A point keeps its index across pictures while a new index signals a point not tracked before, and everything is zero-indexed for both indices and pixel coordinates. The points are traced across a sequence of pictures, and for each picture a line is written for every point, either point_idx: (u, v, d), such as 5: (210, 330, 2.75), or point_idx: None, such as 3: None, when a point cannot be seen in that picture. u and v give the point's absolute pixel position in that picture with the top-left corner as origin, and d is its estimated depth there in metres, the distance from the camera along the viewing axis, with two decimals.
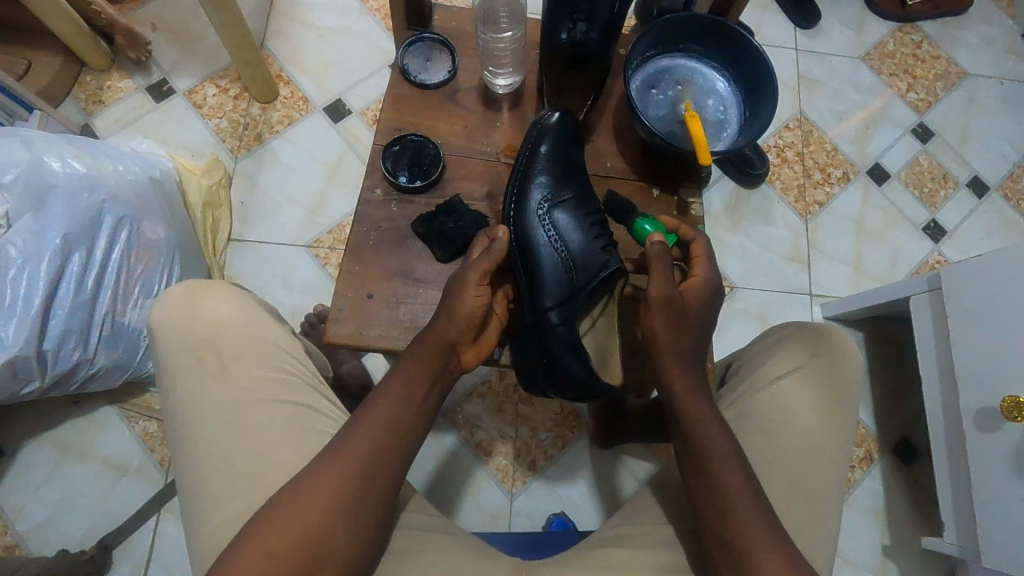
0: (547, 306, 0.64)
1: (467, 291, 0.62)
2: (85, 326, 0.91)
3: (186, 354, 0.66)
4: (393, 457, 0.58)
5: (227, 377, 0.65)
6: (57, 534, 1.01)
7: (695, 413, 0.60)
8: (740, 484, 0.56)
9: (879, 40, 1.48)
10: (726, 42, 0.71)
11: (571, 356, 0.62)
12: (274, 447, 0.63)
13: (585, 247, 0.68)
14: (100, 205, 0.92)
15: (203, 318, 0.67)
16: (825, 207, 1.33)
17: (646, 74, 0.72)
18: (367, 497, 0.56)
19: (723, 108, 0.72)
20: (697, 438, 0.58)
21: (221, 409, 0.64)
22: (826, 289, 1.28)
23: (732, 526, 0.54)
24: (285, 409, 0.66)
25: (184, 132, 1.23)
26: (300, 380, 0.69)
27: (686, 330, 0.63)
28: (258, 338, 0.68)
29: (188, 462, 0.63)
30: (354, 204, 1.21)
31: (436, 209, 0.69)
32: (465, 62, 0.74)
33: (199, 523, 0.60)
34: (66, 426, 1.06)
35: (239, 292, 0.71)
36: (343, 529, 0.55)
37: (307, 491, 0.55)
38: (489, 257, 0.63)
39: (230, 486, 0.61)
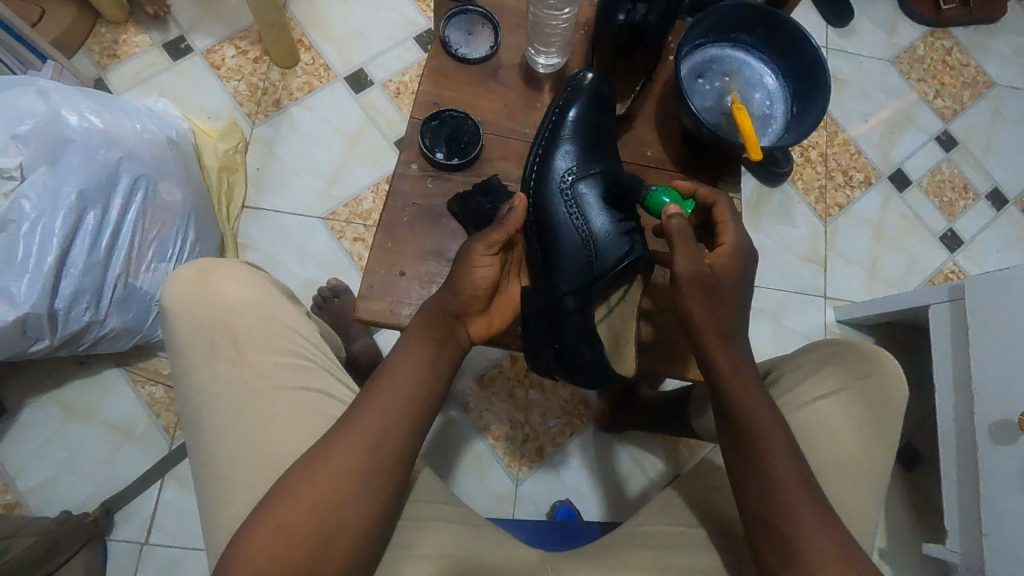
0: (562, 290, 0.63)
1: (476, 261, 0.60)
2: (98, 287, 0.89)
3: (197, 336, 0.61)
4: (404, 430, 0.56)
5: (241, 363, 0.61)
6: (60, 496, 1.00)
7: (740, 393, 0.59)
8: (789, 468, 0.56)
9: (910, 43, 1.46)
10: (778, 34, 0.69)
11: (583, 341, 0.60)
12: (288, 435, 0.59)
13: (607, 233, 0.66)
14: (116, 163, 0.90)
15: (214, 299, 0.62)
16: (845, 210, 1.32)
17: (694, 63, 0.70)
18: (382, 468, 0.54)
19: (769, 103, 0.71)
20: (743, 421, 0.58)
21: (235, 396, 0.60)
22: (840, 292, 1.27)
23: (780, 510, 0.54)
24: (303, 398, 0.61)
25: (200, 93, 1.19)
26: (317, 367, 0.64)
27: (731, 311, 0.60)
28: (270, 319, 0.63)
29: (204, 453, 0.59)
30: (371, 178, 1.19)
31: (473, 189, 0.67)
32: (508, 38, 0.72)
33: (217, 519, 0.56)
34: (70, 386, 1.05)
35: (252, 272, 0.66)
36: (354, 504, 0.53)
37: (319, 463, 0.53)
38: (500, 228, 0.61)
39: (244, 477, 0.57)
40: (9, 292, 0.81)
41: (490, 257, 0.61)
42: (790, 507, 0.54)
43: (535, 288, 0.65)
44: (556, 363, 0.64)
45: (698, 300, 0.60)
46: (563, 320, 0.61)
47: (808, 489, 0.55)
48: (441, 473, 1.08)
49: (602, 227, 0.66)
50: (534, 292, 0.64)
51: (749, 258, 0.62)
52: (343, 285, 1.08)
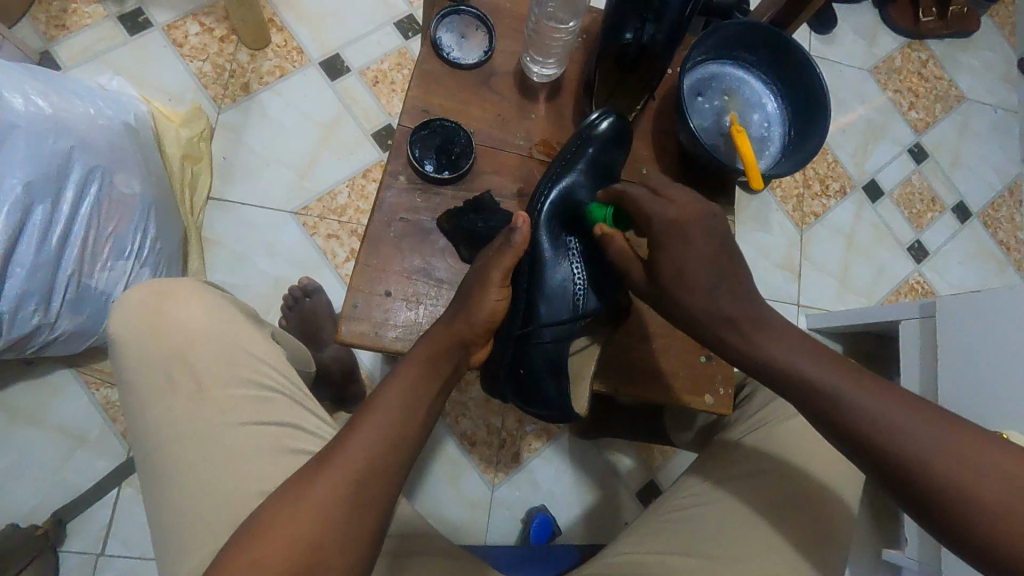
0: (541, 321, 0.63)
1: (492, 293, 0.60)
2: (48, 289, 0.81)
3: (154, 370, 0.57)
4: (392, 455, 0.52)
5: (202, 398, 0.57)
6: (5, 506, 0.93)
7: (804, 369, 0.51)
8: (916, 428, 0.47)
9: (888, 54, 1.48)
10: (782, 55, 0.67)
11: (549, 375, 0.63)
12: (255, 475, 0.55)
13: (599, 276, 0.65)
14: (67, 152, 0.82)
15: (172, 328, 0.58)
16: (820, 219, 1.34)
17: (695, 79, 0.68)
18: (369, 491, 0.50)
19: (767, 125, 0.69)
20: (827, 403, 0.50)
21: (194, 434, 0.56)
22: (813, 300, 1.30)
23: (946, 486, 0.44)
24: (268, 432, 0.58)
25: (161, 73, 1.11)
26: (284, 398, 0.60)
27: (696, 278, 0.55)
28: (235, 347, 0.59)
29: (162, 495, 0.55)
30: (346, 171, 1.13)
31: (465, 206, 0.65)
32: (502, 43, 0.69)
33: (176, 567, 0.52)
34: (15, 388, 0.97)
35: (214, 295, 0.62)
36: (334, 532, 0.48)
37: (297, 494, 0.49)
38: (511, 255, 0.60)
39: (206, 522, 0.53)
40: None
41: (503, 290, 0.61)
42: (958, 471, 0.44)
43: (513, 309, 0.64)
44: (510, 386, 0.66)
45: (674, 290, 0.56)
46: (535, 350, 0.63)
47: (952, 432, 0.46)
48: (416, 479, 1.06)
49: (595, 268, 0.65)
50: (511, 314, 0.64)
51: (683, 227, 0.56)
52: (315, 283, 1.03)
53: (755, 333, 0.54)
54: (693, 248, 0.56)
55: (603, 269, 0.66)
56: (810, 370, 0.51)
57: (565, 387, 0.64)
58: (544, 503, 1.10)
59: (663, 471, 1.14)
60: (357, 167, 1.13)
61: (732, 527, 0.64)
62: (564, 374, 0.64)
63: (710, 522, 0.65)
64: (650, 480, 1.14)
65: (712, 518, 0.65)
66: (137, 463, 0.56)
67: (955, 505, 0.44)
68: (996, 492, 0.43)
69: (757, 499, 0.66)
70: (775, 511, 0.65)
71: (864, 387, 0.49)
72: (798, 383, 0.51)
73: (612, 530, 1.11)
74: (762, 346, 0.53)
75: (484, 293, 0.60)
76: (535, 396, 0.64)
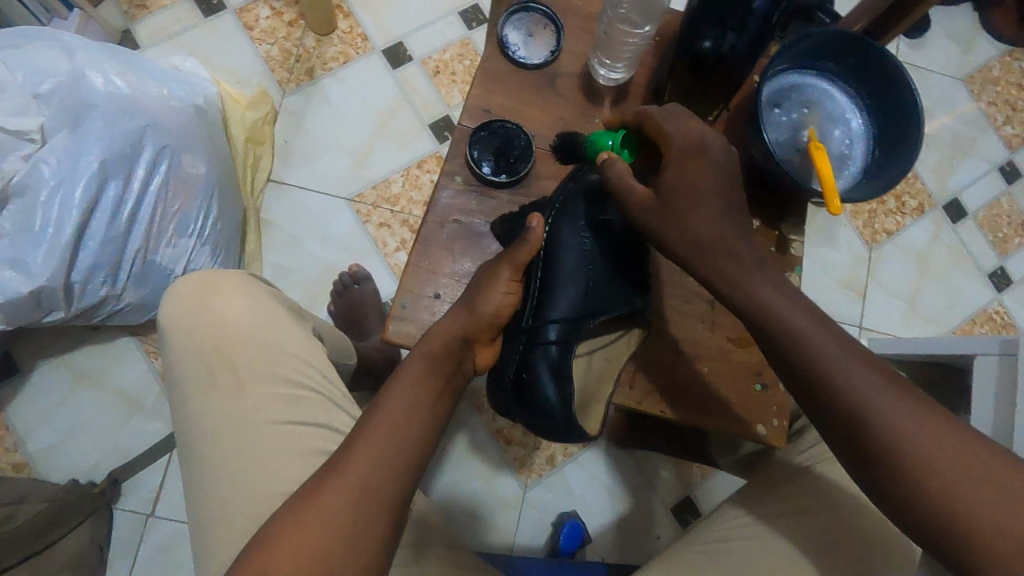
0: (551, 317, 0.61)
1: (499, 287, 0.60)
2: (115, 262, 0.86)
3: (197, 362, 0.59)
4: (400, 465, 0.52)
5: (238, 394, 0.58)
6: (68, 461, 1.00)
7: (832, 366, 0.49)
8: (942, 456, 0.45)
9: (985, 62, 1.36)
10: (872, 67, 0.62)
11: (551, 379, 0.60)
12: (282, 473, 0.56)
13: (613, 283, 0.64)
14: (141, 131, 0.86)
15: (215, 321, 0.60)
16: (892, 237, 1.26)
17: (772, 89, 0.64)
18: (375, 502, 0.51)
19: (848, 141, 0.65)
20: (846, 403, 0.48)
21: (229, 429, 0.57)
22: (877, 324, 1.22)
23: (965, 518, 0.43)
24: (300, 432, 0.58)
25: (231, 55, 1.13)
26: (319, 397, 0.61)
27: (710, 211, 0.54)
28: (274, 343, 0.61)
29: (197, 483, 0.57)
30: (400, 161, 1.13)
31: (519, 211, 0.64)
32: (569, 43, 0.67)
33: (207, 557, 0.55)
34: (82, 351, 1.03)
35: (256, 289, 0.63)
36: (342, 546, 0.49)
37: (307, 504, 0.50)
38: (525, 250, 0.60)
39: (231, 515, 0.55)
40: (25, 262, 0.77)
41: (513, 283, 0.61)
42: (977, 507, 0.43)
43: (523, 309, 0.63)
44: (513, 396, 0.63)
45: (683, 214, 0.54)
46: (539, 350, 0.61)
47: (982, 468, 0.44)
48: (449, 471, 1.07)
49: (610, 275, 0.64)
50: (519, 313, 0.63)
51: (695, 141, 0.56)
52: (365, 272, 1.04)
53: (777, 307, 0.51)
54: (707, 167, 0.55)
55: (617, 277, 0.64)
56: (841, 369, 0.48)
57: (568, 393, 0.60)
58: (575, 508, 1.09)
59: (701, 489, 1.10)
60: (412, 157, 1.13)
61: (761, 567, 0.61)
62: (568, 378, 0.60)
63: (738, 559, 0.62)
64: (687, 496, 1.11)
65: (743, 555, 0.62)
66: (178, 452, 0.59)
67: (952, 521, 0.43)
68: (943, 459, 0.45)
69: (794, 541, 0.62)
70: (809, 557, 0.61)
71: (897, 398, 0.47)
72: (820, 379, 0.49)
73: (643, 545, 1.08)
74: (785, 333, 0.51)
75: (493, 283, 0.60)
76: (536, 404, 0.60)
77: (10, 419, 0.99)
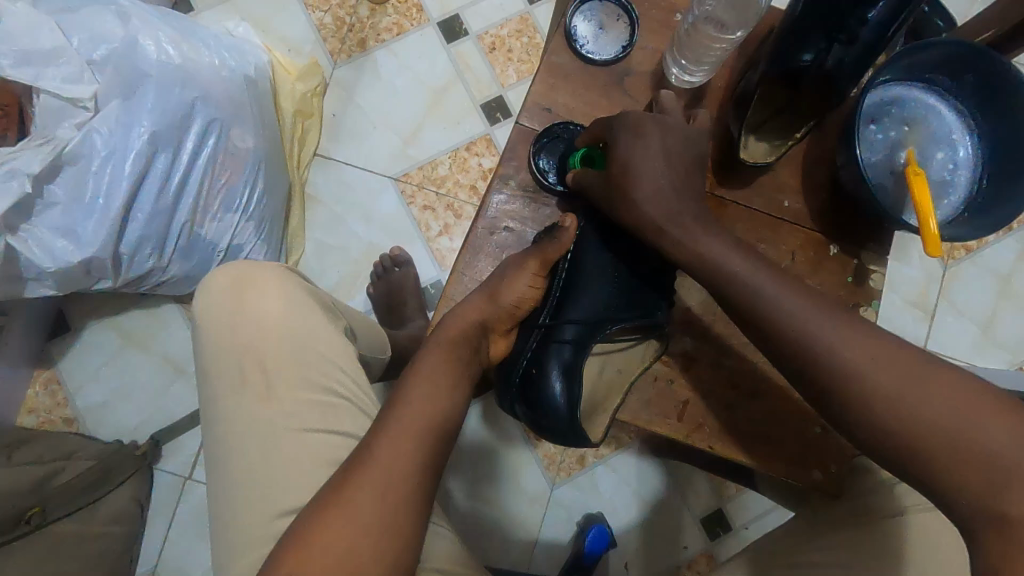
0: (570, 318, 0.62)
1: (524, 279, 0.60)
2: (163, 234, 0.85)
3: (231, 361, 0.59)
4: (420, 465, 0.54)
5: (268, 397, 0.58)
6: (114, 420, 1.03)
7: (791, 313, 0.50)
8: (903, 381, 0.44)
9: None
10: (992, 84, 0.55)
11: (560, 377, 0.59)
12: (305, 481, 0.56)
13: (637, 293, 0.64)
14: (192, 104, 0.84)
15: (253, 321, 0.60)
16: (972, 255, 1.15)
17: (870, 103, 0.57)
18: (399, 508, 0.52)
19: (952, 166, 0.58)
20: (803, 348, 0.49)
21: (256, 433, 0.57)
22: (945, 348, 1.13)
23: (933, 442, 0.42)
24: (330, 442, 0.58)
25: (284, 22, 1.10)
26: (348, 406, 0.60)
27: (651, 171, 0.55)
28: (308, 345, 0.60)
29: (223, 484, 0.57)
30: (449, 142, 1.09)
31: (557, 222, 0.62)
32: (643, 40, 0.62)
33: (230, 560, 0.55)
34: (129, 315, 1.05)
35: (294, 288, 0.63)
36: (371, 554, 0.50)
37: (333, 510, 0.51)
38: (558, 247, 0.60)
39: (253, 521, 0.54)
40: (76, 231, 0.78)
41: (537, 279, 0.61)
42: (943, 425, 0.42)
43: (542, 306, 0.63)
44: (518, 394, 0.62)
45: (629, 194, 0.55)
46: (554, 346, 0.61)
47: (947, 387, 0.43)
48: (478, 461, 1.06)
49: (634, 287, 0.64)
50: (537, 309, 0.63)
51: (639, 121, 0.56)
52: (406, 256, 1.03)
53: (729, 263, 0.53)
54: (649, 144, 0.55)
55: (640, 288, 0.64)
56: (796, 315, 0.50)
57: (575, 396, 0.59)
58: (602, 511, 1.07)
59: (734, 502, 1.07)
60: (461, 139, 1.09)
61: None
62: (578, 381, 0.60)
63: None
64: (719, 509, 1.07)
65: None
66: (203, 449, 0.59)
67: (928, 456, 0.42)
68: (896, 385, 0.44)
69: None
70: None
71: (852, 334, 0.48)
72: (779, 325, 0.50)
73: (669, 553, 1.06)
74: (743, 284, 0.52)
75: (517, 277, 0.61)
76: (543, 399, 0.59)
77: (61, 376, 1.03)
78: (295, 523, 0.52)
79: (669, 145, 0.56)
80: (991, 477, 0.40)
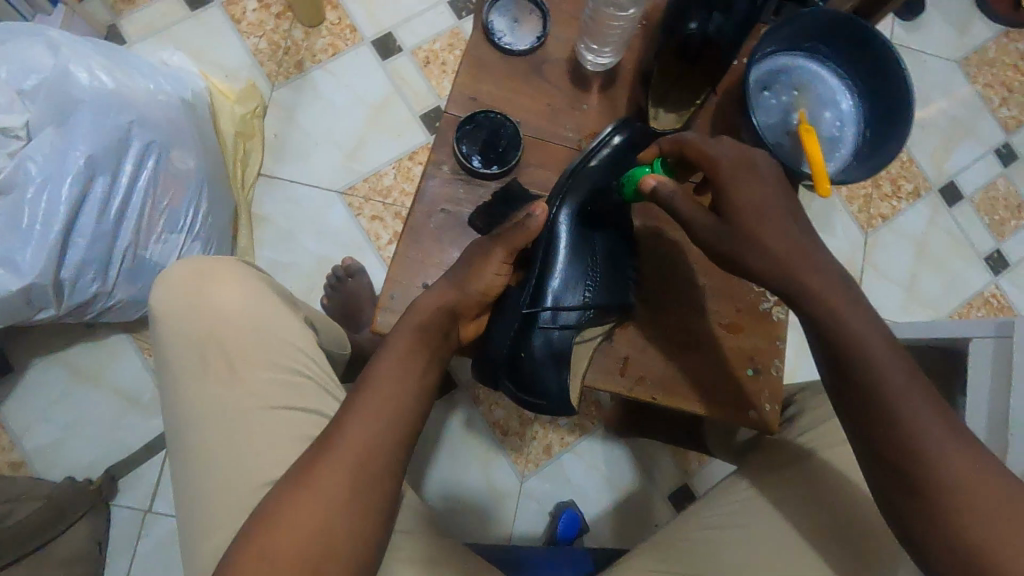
0: (552, 303, 0.65)
1: (491, 267, 0.62)
2: (106, 257, 0.85)
3: (190, 348, 0.60)
4: (391, 440, 0.55)
5: (231, 380, 0.59)
6: (65, 459, 0.99)
7: (873, 347, 0.51)
8: (946, 433, 0.49)
9: (982, 44, 1.33)
10: (862, 47, 0.62)
11: (551, 364, 0.65)
12: (274, 458, 0.57)
13: (613, 267, 0.67)
14: (128, 127, 0.85)
15: (212, 308, 0.60)
16: (888, 222, 1.24)
17: (761, 73, 0.64)
18: (371, 485, 0.53)
19: (840, 124, 0.64)
20: (875, 376, 0.50)
21: (220, 415, 0.58)
22: (875, 309, 1.21)
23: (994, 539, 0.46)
24: (296, 418, 0.59)
25: (219, 49, 1.12)
26: (312, 384, 0.62)
27: (777, 228, 0.54)
28: (268, 330, 0.61)
29: (187, 473, 0.57)
30: (392, 153, 1.13)
31: (494, 200, 0.65)
32: (555, 30, 0.67)
33: (195, 552, 0.55)
34: (77, 350, 1.03)
35: (252, 277, 0.64)
36: (340, 527, 0.51)
37: (303, 489, 0.52)
38: (525, 237, 0.61)
39: (221, 503, 0.55)
40: (14, 259, 0.77)
41: (504, 265, 0.63)
42: (963, 475, 0.48)
43: (519, 289, 0.66)
44: (502, 372, 0.66)
45: (752, 232, 0.54)
46: (540, 332, 0.65)
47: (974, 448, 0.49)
48: (446, 463, 1.07)
49: (609, 262, 0.67)
50: (517, 292, 0.66)
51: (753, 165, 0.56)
52: (359, 265, 1.04)
53: (834, 313, 0.52)
54: (766, 189, 0.55)
55: (616, 262, 0.68)
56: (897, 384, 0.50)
57: (566, 378, 0.66)
58: (574, 499, 1.09)
59: (699, 477, 1.11)
60: (404, 150, 1.13)
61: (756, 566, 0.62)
62: (565, 364, 0.66)
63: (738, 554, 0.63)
64: (685, 484, 1.11)
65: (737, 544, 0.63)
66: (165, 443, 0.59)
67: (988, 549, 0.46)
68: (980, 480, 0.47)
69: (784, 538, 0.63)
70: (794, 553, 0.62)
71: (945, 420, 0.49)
72: (859, 352, 0.51)
73: (642, 532, 1.09)
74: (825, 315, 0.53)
75: (484, 265, 0.62)
76: (535, 382, 0.65)
77: (5, 419, 0.99)
78: (263, 500, 0.53)
79: (776, 178, 0.57)
80: (974, 521, 0.47)
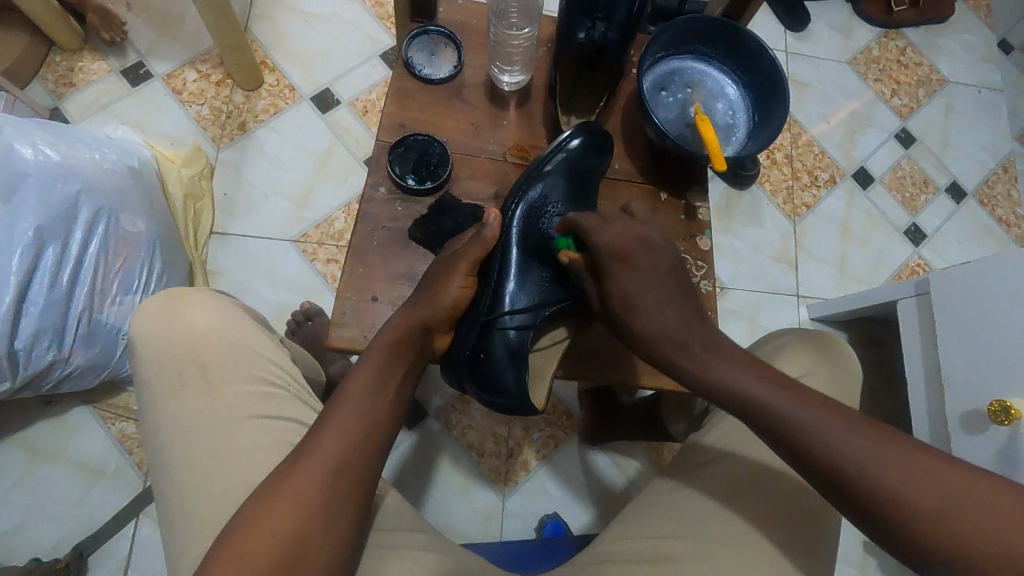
0: (509, 308, 0.69)
1: (456, 280, 0.67)
2: (60, 324, 0.86)
3: (167, 367, 0.65)
4: (367, 445, 0.57)
5: (209, 393, 0.64)
6: (27, 542, 0.96)
7: (740, 381, 0.56)
8: (855, 434, 0.51)
9: (866, 45, 1.48)
10: (737, 45, 0.75)
11: (509, 368, 0.67)
12: (253, 463, 0.62)
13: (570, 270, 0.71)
14: (76, 195, 0.88)
15: (186, 329, 0.66)
16: (813, 210, 1.34)
17: (657, 75, 0.76)
18: (348, 490, 0.55)
19: (732, 112, 0.77)
20: (767, 410, 0.54)
21: (201, 427, 0.63)
22: (813, 290, 1.29)
23: (910, 500, 0.48)
24: (274, 426, 0.64)
25: (164, 120, 1.17)
26: (287, 394, 0.67)
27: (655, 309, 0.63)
28: (242, 345, 0.67)
29: (169, 487, 0.61)
30: (340, 197, 1.17)
31: (432, 210, 0.73)
32: (470, 58, 0.78)
33: (179, 558, 0.59)
34: (35, 428, 1.01)
35: (223, 300, 0.70)
36: (319, 525, 0.53)
37: (280, 494, 0.53)
38: (481, 246, 0.67)
39: (203, 507, 0.59)
40: None
41: (468, 278, 0.68)
42: (878, 462, 0.50)
43: (481, 297, 0.69)
44: (468, 376, 0.69)
45: (629, 315, 0.64)
46: (499, 336, 0.68)
47: (871, 431, 0.51)
48: (424, 491, 1.07)
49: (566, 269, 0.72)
50: (478, 299, 0.69)
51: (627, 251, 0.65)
52: (316, 306, 1.06)
53: (712, 364, 0.59)
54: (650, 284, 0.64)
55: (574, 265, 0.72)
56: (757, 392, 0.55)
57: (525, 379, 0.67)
58: (557, 510, 1.10)
59: None
60: (350, 193, 1.18)
61: (715, 520, 0.63)
62: (524, 364, 0.67)
63: (694, 511, 0.64)
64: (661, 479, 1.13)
65: (693, 500, 0.65)
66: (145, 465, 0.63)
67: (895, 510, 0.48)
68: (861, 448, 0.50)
69: (735, 487, 0.65)
70: (750, 498, 0.64)
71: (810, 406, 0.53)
72: (743, 394, 0.56)
73: None
74: (710, 369, 0.58)
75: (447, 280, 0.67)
76: (499, 387, 0.67)
77: None
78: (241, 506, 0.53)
79: (658, 267, 0.66)
80: (914, 505, 0.48)
